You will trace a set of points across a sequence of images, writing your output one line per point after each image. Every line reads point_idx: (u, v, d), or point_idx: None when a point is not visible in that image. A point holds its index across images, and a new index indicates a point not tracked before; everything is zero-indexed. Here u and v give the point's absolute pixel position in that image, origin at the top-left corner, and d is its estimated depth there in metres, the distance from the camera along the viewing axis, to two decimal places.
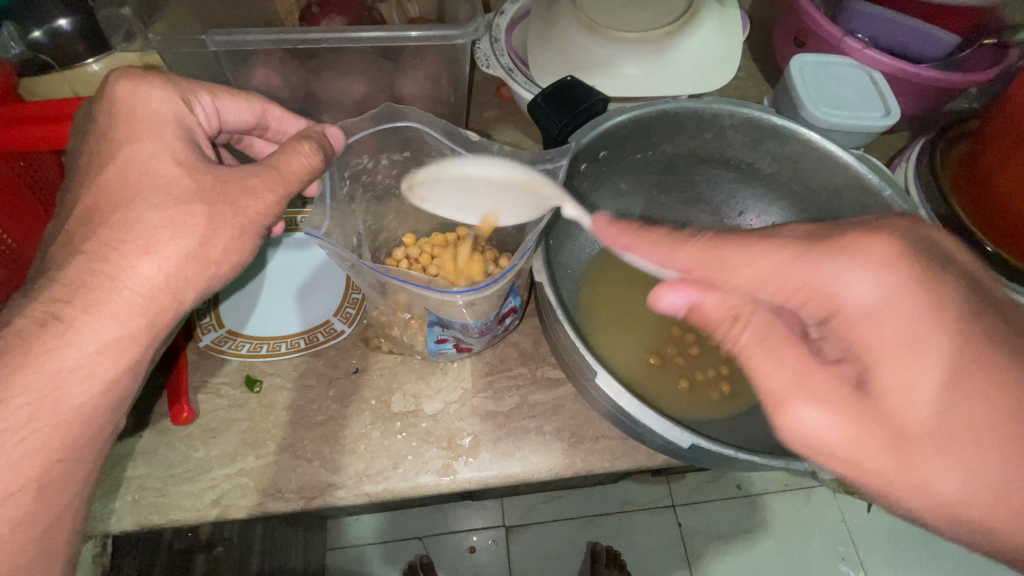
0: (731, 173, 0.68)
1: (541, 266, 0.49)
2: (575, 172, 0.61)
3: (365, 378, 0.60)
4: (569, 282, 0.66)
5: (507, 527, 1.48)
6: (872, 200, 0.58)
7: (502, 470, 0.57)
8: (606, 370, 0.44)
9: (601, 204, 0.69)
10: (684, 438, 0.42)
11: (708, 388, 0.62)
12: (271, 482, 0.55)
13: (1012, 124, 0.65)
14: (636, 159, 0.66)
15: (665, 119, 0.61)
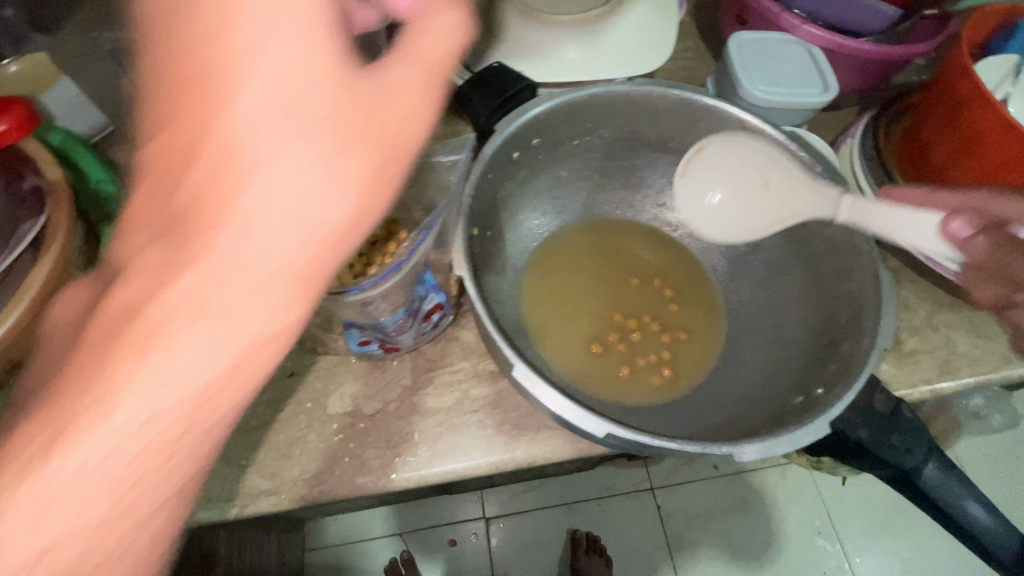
0: (670, 157, 0.67)
1: (460, 259, 0.48)
2: (507, 161, 0.60)
3: (301, 381, 0.59)
4: (512, 272, 0.65)
5: (487, 519, 1.48)
6: (805, 178, 0.58)
7: (441, 466, 0.56)
8: (523, 361, 0.43)
9: (542, 192, 0.68)
10: (601, 427, 0.41)
11: (649, 372, 0.62)
12: (206, 491, 0.54)
13: (945, 95, 0.64)
14: (574, 146, 0.65)
15: (597, 104, 0.61)
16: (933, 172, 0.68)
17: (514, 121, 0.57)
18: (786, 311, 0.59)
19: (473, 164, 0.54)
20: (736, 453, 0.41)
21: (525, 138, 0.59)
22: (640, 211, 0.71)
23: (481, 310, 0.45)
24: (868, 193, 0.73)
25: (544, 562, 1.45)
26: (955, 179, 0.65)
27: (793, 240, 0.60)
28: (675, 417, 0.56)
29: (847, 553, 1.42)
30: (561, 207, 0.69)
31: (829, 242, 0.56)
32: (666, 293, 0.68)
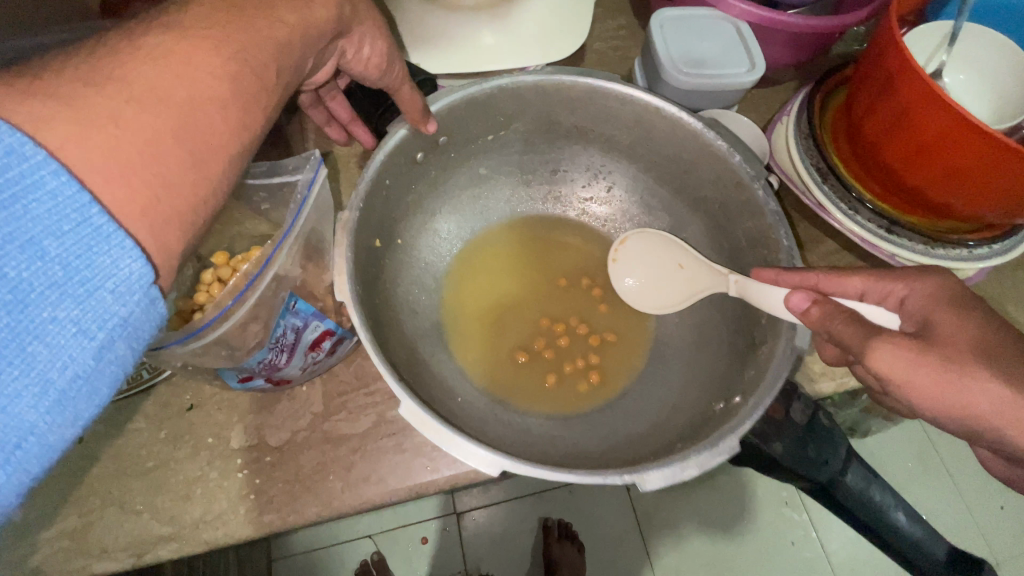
0: (594, 147, 0.63)
1: (343, 283, 0.44)
2: (410, 165, 0.55)
3: (202, 414, 0.55)
4: (426, 281, 0.60)
5: (457, 514, 1.37)
6: (727, 171, 0.53)
7: (356, 497, 0.53)
8: (410, 397, 0.40)
9: (457, 192, 0.63)
10: (493, 464, 0.39)
11: (575, 380, 0.59)
12: (97, 542, 0.49)
13: (875, 69, 0.60)
14: (490, 141, 0.60)
15: (505, 96, 0.55)
16: (865, 148, 0.65)
17: (406, 118, 0.51)
18: (713, 314, 0.57)
19: (363, 173, 0.49)
20: (638, 482, 0.38)
21: (426, 137, 0.54)
22: (563, 206, 0.67)
23: (367, 342, 0.41)
24: (803, 175, 0.71)
25: (513, 552, 1.36)
26: (884, 157, 0.62)
27: (716, 232, 0.58)
28: (598, 423, 0.54)
29: (815, 523, 1.41)
30: (481, 209, 0.65)
31: (749, 235, 0.54)
32: (595, 291, 0.65)
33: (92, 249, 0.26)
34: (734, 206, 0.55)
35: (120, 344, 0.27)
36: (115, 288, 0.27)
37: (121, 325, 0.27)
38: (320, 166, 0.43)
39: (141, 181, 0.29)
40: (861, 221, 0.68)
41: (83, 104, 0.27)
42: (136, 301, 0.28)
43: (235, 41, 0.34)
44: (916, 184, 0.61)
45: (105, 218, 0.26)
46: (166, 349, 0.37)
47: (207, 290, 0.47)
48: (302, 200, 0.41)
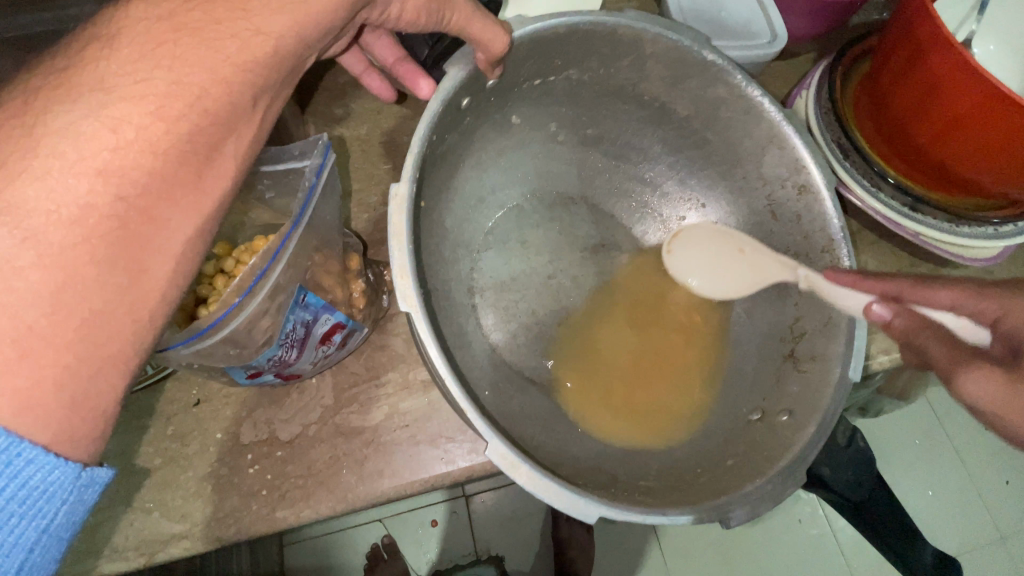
0: (640, 112, 0.59)
1: (409, 290, 0.40)
2: (456, 119, 0.50)
3: (209, 409, 0.53)
4: (454, 255, 0.55)
5: (467, 496, 1.33)
6: (795, 163, 0.53)
7: (370, 492, 0.52)
8: (498, 441, 0.40)
9: (485, 146, 0.56)
10: (591, 512, 0.40)
11: (638, 383, 0.57)
12: (108, 542, 0.49)
13: (905, 35, 0.55)
14: (533, 86, 0.54)
15: (574, 38, 0.50)
16: (891, 122, 0.61)
17: (472, 57, 0.46)
18: (764, 308, 0.58)
19: (418, 122, 0.44)
20: (724, 519, 0.45)
21: (479, 81, 0.48)
22: (609, 170, 0.64)
23: (446, 373, 0.39)
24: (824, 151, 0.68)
25: (524, 533, 1.34)
26: (914, 133, 0.58)
27: (758, 229, 0.59)
28: (648, 437, 0.54)
29: None
30: (505, 163, 0.59)
31: (797, 244, 0.56)
32: (675, 336, 0.60)
33: (3, 475, 0.24)
34: (787, 206, 0.55)
35: (46, 549, 0.27)
36: (39, 501, 0.26)
37: (47, 533, 0.27)
38: (329, 154, 0.40)
39: (79, 291, 0.27)
40: (884, 198, 0.65)
41: (27, 191, 0.26)
42: (62, 502, 0.27)
43: (229, 21, 0.31)
44: (948, 165, 0.58)
45: (5, 433, 0.25)
46: (180, 349, 0.35)
47: (209, 283, 0.46)
48: (310, 188, 0.39)
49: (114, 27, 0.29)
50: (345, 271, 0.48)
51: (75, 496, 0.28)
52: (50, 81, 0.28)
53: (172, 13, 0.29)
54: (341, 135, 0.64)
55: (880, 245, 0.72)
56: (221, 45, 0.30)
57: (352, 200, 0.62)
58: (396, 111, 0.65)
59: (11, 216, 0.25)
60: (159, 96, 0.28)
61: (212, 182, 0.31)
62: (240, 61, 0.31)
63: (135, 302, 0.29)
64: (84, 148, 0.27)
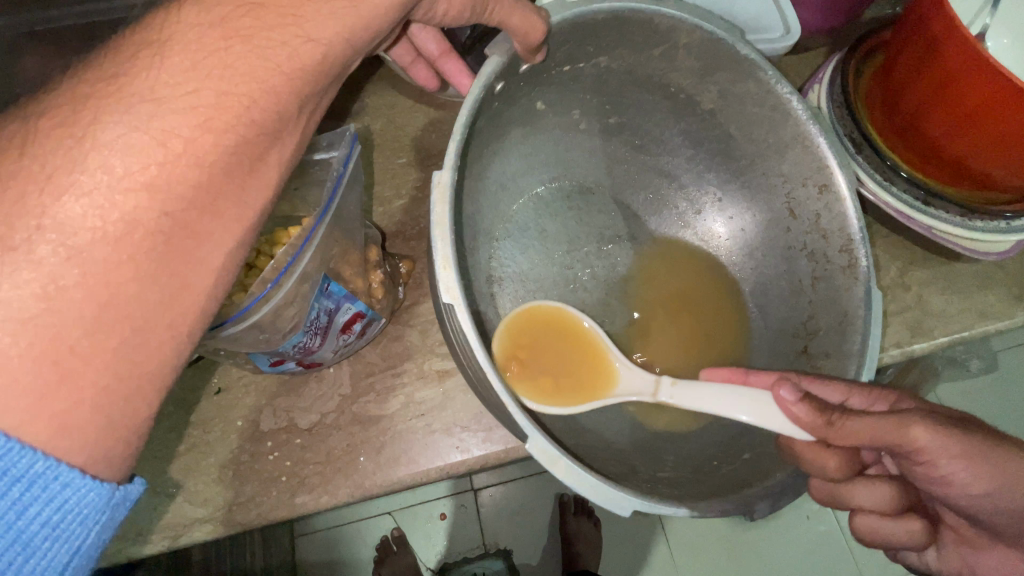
0: (664, 103, 0.59)
1: (450, 281, 0.40)
2: (485, 110, 0.49)
3: (230, 397, 0.54)
4: (476, 242, 0.56)
5: (475, 490, 1.34)
6: (817, 164, 0.52)
7: (387, 478, 0.53)
8: (537, 435, 0.40)
9: (509, 133, 0.57)
10: (626, 506, 0.41)
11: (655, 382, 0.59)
12: (132, 525, 0.50)
13: (919, 28, 0.55)
14: (564, 72, 0.54)
15: (614, 23, 0.49)
16: (907, 117, 0.60)
17: (512, 44, 0.46)
18: (773, 298, 0.59)
19: (461, 108, 0.43)
20: (750, 512, 0.45)
21: (516, 65, 0.48)
22: (627, 160, 0.64)
23: (489, 371, 0.39)
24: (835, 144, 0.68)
25: (530, 527, 1.35)
26: (931, 129, 0.58)
27: (776, 227, 0.59)
28: (666, 422, 0.56)
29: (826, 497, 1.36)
30: (529, 150, 0.60)
31: (815, 241, 0.55)
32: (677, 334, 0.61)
33: (37, 499, 0.26)
34: (808, 206, 0.55)
35: (77, 567, 0.28)
36: (72, 524, 0.27)
37: (78, 553, 0.28)
38: (354, 145, 0.42)
39: (122, 295, 0.27)
40: (897, 193, 0.65)
41: (74, 210, 0.26)
42: (95, 524, 0.28)
43: (271, 32, 0.31)
44: (971, 163, 0.58)
45: (42, 458, 0.26)
46: (233, 328, 0.36)
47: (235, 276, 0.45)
48: (338, 177, 0.40)
49: (162, 32, 0.30)
50: (365, 262, 0.49)
51: (105, 519, 0.29)
52: (90, 78, 0.29)
53: (222, 11, 0.30)
54: (357, 129, 0.64)
55: (892, 239, 0.72)
56: (272, 47, 0.31)
57: (369, 192, 0.63)
58: (411, 105, 0.66)
59: (60, 239, 0.26)
60: (207, 106, 0.29)
61: (254, 187, 0.33)
62: (288, 64, 0.32)
63: (174, 306, 0.30)
64: (133, 159, 0.27)
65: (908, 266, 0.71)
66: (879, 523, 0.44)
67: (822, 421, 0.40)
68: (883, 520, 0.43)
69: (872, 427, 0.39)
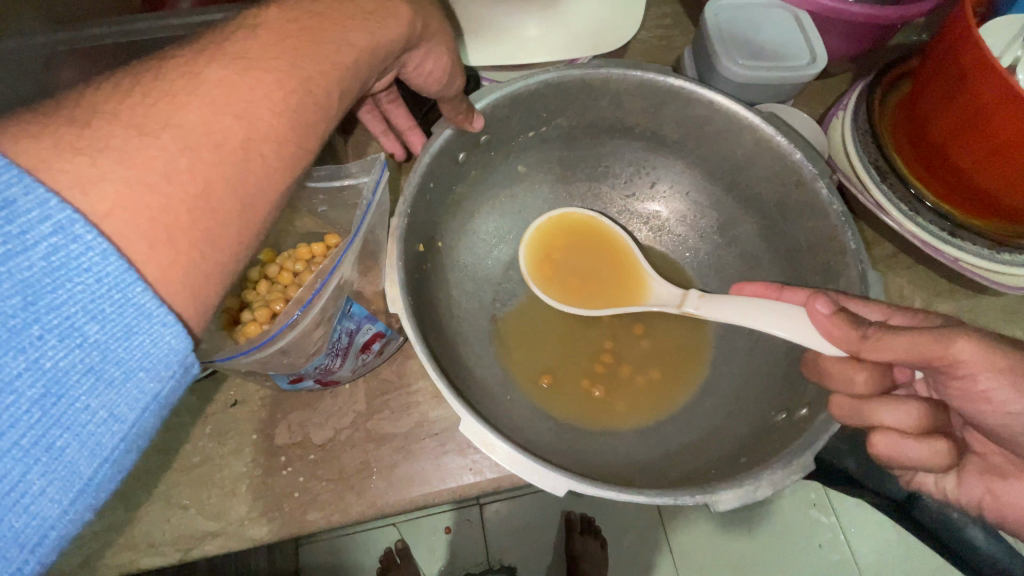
0: (637, 142, 0.60)
1: (396, 295, 0.42)
2: (449, 174, 0.54)
3: (246, 410, 0.55)
4: (474, 286, 0.59)
5: (481, 505, 1.33)
6: (792, 178, 0.51)
7: (399, 498, 0.52)
8: (468, 415, 0.41)
9: (496, 192, 0.60)
10: (559, 485, 0.39)
11: (628, 378, 0.59)
12: (145, 536, 0.50)
13: (947, 57, 0.55)
14: (529, 137, 0.57)
15: (550, 91, 0.53)
16: (930, 147, 0.60)
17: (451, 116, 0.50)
18: None
19: (410, 173, 0.48)
20: (711, 502, 0.40)
21: (471, 136, 0.52)
22: (609, 201, 0.65)
23: (426, 361, 0.41)
24: (859, 176, 0.68)
25: (535, 544, 1.33)
26: (956, 159, 0.57)
27: (771, 235, 0.56)
28: (659, 440, 0.53)
29: (845, 525, 1.30)
30: (519, 207, 0.63)
31: (809, 238, 0.52)
32: (635, 329, 0.62)
33: (130, 320, 0.24)
34: (793, 204, 0.53)
35: (151, 417, 0.25)
36: (154, 363, 0.24)
37: (155, 399, 0.25)
38: (384, 172, 0.42)
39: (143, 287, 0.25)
40: (923, 223, 0.65)
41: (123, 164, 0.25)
42: (172, 375, 0.25)
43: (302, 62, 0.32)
44: (994, 193, 0.57)
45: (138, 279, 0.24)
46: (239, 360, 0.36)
47: (256, 290, 0.50)
48: (367, 205, 0.40)
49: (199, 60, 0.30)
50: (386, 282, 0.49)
51: (181, 374, 0.26)
52: (136, 75, 0.29)
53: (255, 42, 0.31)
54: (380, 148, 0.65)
55: (917, 269, 0.70)
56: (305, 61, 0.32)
57: None
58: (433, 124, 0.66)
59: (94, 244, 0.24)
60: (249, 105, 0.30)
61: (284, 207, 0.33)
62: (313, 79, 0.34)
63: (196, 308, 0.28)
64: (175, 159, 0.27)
65: (933, 298, 0.69)
66: (900, 442, 0.39)
67: (856, 335, 0.41)
68: (905, 438, 0.39)
69: (905, 345, 0.39)
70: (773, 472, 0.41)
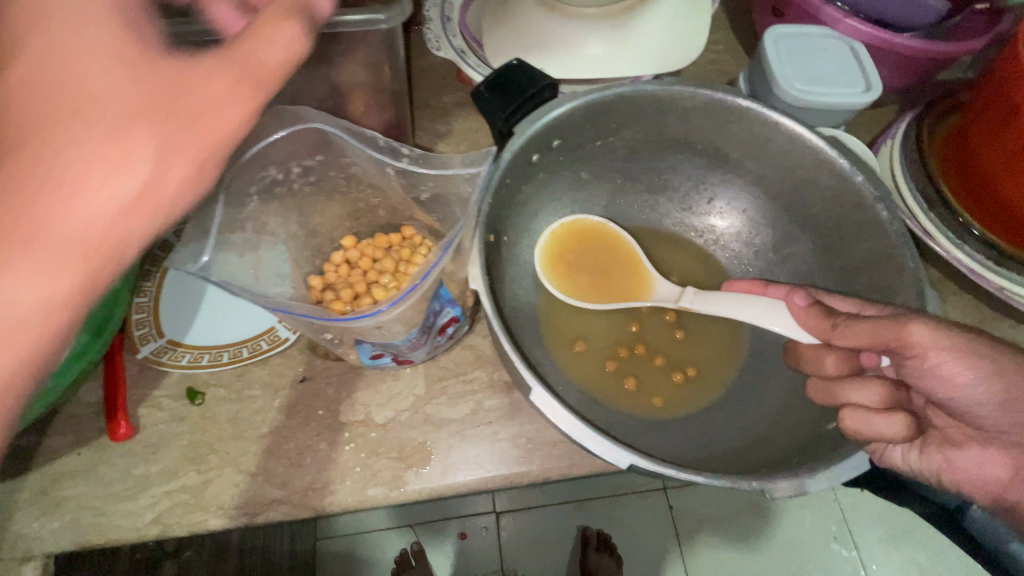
0: (697, 159, 0.63)
1: (476, 273, 0.44)
2: (522, 175, 0.57)
3: (313, 387, 0.58)
4: (534, 283, 0.62)
5: (497, 513, 1.34)
6: (853, 200, 0.54)
7: (455, 480, 0.55)
8: (541, 387, 0.42)
9: (559, 196, 0.64)
10: (624, 459, 0.40)
11: (668, 373, 0.60)
12: (214, 499, 0.53)
13: (1002, 91, 0.57)
14: (597, 147, 0.61)
15: (622, 104, 0.57)
16: (980, 178, 0.61)
17: (534, 123, 0.53)
18: None
19: None
20: (768, 489, 0.41)
21: (545, 140, 0.56)
22: (667, 213, 0.67)
23: (501, 335, 0.43)
24: (907, 203, 0.70)
25: (550, 559, 1.32)
26: (1006, 191, 0.59)
27: (826, 253, 0.58)
28: (707, 444, 0.53)
29: (865, 561, 1.28)
30: (581, 211, 0.66)
31: (865, 257, 0.54)
32: (674, 332, 0.63)
33: None
34: (850, 224, 0.55)
35: None
36: None
37: None
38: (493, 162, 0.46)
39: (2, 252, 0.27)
40: (969, 251, 0.66)
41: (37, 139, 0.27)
42: None
43: None
44: None
45: None
46: (339, 321, 0.39)
47: (337, 271, 0.54)
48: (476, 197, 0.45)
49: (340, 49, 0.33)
50: None
51: None
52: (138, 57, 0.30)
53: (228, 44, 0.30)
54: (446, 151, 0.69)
55: (961, 296, 0.72)
56: None
57: None
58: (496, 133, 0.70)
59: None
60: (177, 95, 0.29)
61: None
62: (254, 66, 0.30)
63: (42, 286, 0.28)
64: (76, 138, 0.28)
65: (975, 325, 0.70)
66: (867, 417, 0.45)
67: (828, 324, 0.49)
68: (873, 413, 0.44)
69: (870, 329, 0.46)
70: (830, 467, 0.42)
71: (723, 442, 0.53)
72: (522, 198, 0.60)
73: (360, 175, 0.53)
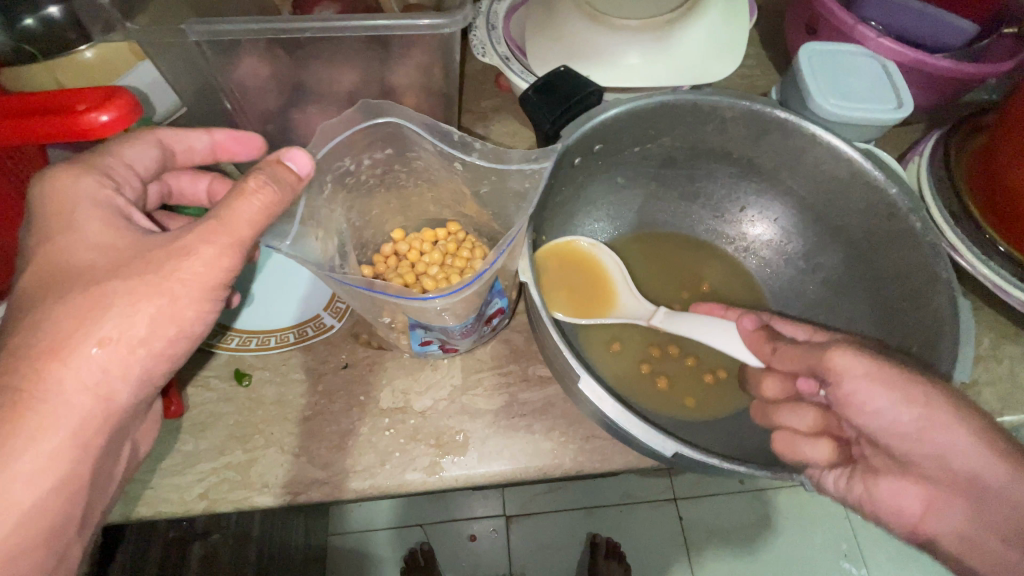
0: (731, 168, 0.65)
1: (525, 265, 0.46)
2: (563, 177, 0.60)
3: (355, 373, 0.60)
4: None
5: (507, 517, 1.34)
6: (886, 211, 0.56)
7: (490, 468, 0.56)
8: (590, 376, 0.44)
9: (595, 200, 0.67)
10: (668, 446, 0.42)
11: (698, 373, 0.62)
12: (259, 477, 0.55)
13: None
14: (635, 152, 0.63)
15: (663, 112, 0.59)
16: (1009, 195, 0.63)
17: (579, 127, 0.55)
18: None
19: None
20: None
21: (588, 144, 0.58)
22: (699, 220, 0.69)
23: (550, 326, 0.44)
24: (934, 218, 0.71)
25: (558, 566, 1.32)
26: None
27: (857, 262, 0.60)
28: (737, 444, 0.55)
29: None
30: (616, 215, 0.68)
31: (897, 267, 0.56)
32: None
33: None
34: (883, 235, 0.57)
35: None
36: None
37: None
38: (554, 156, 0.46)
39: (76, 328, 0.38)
40: (995, 268, 0.67)
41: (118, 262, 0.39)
42: None
43: None
44: None
45: None
46: (399, 302, 0.41)
47: (386, 262, 0.57)
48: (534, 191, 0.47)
49: None
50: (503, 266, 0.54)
51: None
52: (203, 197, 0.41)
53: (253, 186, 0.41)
54: None
55: (985, 311, 0.73)
56: None
57: None
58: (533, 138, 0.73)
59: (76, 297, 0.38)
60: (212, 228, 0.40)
61: None
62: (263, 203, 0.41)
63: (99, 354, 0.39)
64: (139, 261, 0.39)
65: (1000, 340, 0.71)
66: (793, 438, 0.48)
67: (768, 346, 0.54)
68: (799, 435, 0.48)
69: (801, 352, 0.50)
70: None
71: (753, 443, 0.55)
72: (561, 199, 0.62)
73: (417, 171, 0.56)
